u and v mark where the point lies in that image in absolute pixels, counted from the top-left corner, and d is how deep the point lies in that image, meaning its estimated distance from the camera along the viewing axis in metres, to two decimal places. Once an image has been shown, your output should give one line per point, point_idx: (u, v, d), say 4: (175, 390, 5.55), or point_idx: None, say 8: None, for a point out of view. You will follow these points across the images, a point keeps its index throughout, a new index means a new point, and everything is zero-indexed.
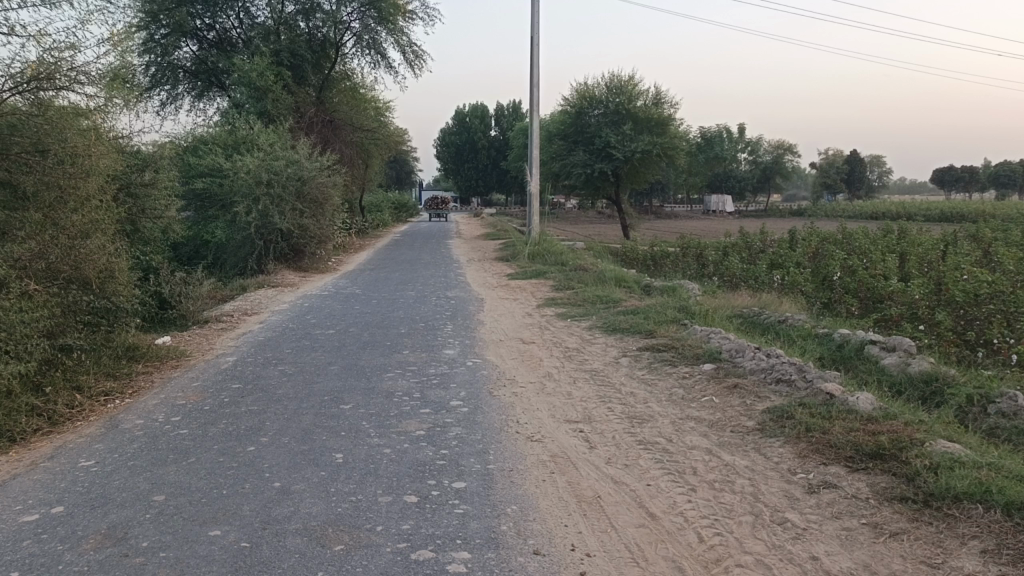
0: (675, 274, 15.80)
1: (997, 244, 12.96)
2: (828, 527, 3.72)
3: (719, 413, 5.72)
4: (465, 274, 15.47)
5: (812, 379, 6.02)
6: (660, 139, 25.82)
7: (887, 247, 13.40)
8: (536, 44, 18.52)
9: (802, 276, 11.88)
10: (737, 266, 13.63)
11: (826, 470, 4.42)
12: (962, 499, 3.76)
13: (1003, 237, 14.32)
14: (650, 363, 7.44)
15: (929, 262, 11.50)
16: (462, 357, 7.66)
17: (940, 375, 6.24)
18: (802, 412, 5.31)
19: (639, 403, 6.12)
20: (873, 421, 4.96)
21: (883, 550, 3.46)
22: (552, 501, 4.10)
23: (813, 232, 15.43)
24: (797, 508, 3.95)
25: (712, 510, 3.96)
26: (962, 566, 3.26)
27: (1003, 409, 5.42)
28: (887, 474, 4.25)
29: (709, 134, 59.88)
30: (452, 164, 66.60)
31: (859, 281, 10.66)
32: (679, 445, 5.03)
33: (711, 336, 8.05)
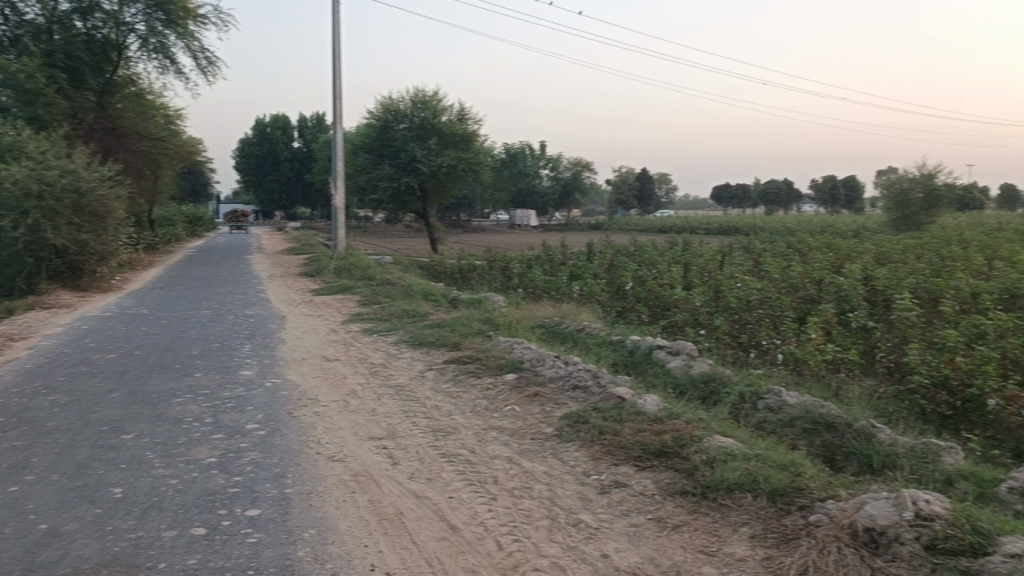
0: (481, 287, 16.11)
1: (765, 254, 14.35)
2: (617, 525, 3.91)
3: (519, 421, 5.88)
4: (267, 291, 14.89)
5: (605, 385, 6.36)
6: (463, 154, 26.30)
7: (673, 257, 14.43)
8: (338, 57, 18.26)
9: (599, 287, 12.52)
10: (539, 277, 14.09)
11: (616, 470, 4.66)
12: (733, 489, 4.11)
13: (771, 247, 15.89)
14: (455, 376, 7.52)
15: (708, 271, 12.51)
16: (260, 377, 7.34)
17: (718, 375, 6.80)
18: (595, 416, 5.58)
19: (443, 416, 6.15)
20: (659, 422, 5.29)
21: (667, 543, 3.70)
22: (353, 521, 4.02)
23: (608, 244, 16.30)
24: (589, 509, 4.13)
25: (511, 517, 4.06)
26: (733, 552, 3.53)
27: (770, 404, 5.98)
28: (670, 470, 4.56)
29: (512, 150, 61.64)
30: (252, 175, 63.89)
31: (649, 290, 11.40)
32: (481, 455, 5.11)
33: (514, 347, 8.28)
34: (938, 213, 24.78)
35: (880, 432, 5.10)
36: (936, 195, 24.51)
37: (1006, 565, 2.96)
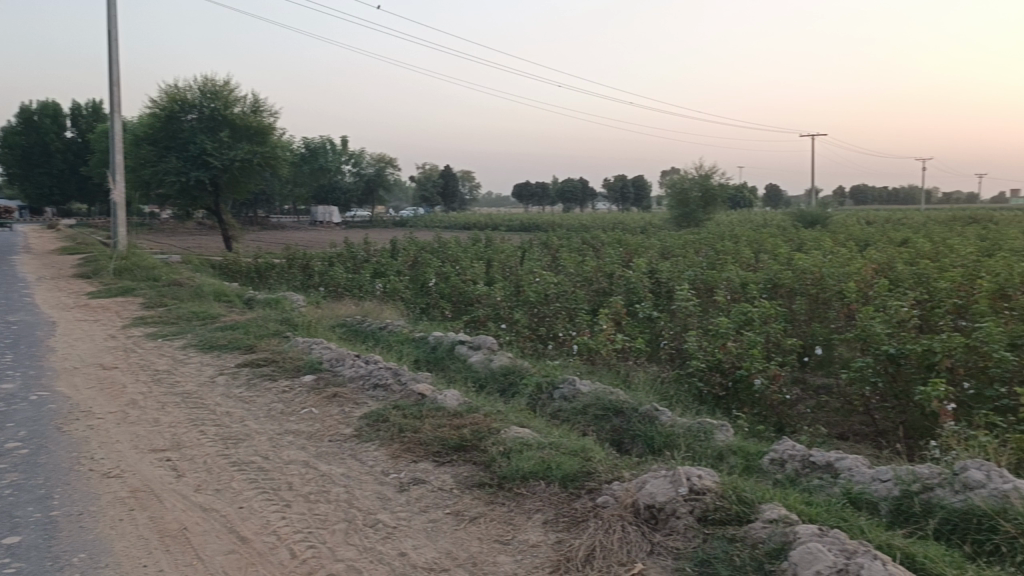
0: (279, 286, 15.51)
1: (562, 250, 14.94)
2: (416, 522, 3.90)
3: (317, 424, 5.71)
4: (33, 295, 13.45)
5: (405, 383, 6.34)
6: (259, 148, 25.19)
7: (475, 253, 14.66)
8: (115, 41, 16.84)
9: (402, 285, 12.45)
10: (340, 275, 13.80)
11: (415, 467, 4.65)
12: (528, 477, 4.23)
13: (567, 243, 16.58)
14: (249, 380, 7.18)
15: (508, 267, 12.83)
16: (24, 390, 6.62)
17: (516, 368, 6.98)
18: (395, 414, 5.54)
19: (235, 422, 5.85)
20: (458, 416, 5.35)
21: (464, 535, 3.73)
22: (130, 541, 3.71)
23: (411, 241, 16.27)
24: (387, 508, 4.09)
25: (306, 523, 3.93)
26: (527, 539, 3.63)
27: (565, 394, 6.22)
28: (468, 463, 4.62)
29: (313, 145, 59.90)
30: (16, 167, 57.52)
31: (451, 287, 11.50)
32: (276, 461, 4.91)
33: (313, 347, 8.04)
34: (713, 211, 26.98)
35: (663, 415, 5.45)
36: (711, 195, 26.65)
37: (765, 528, 3.25)
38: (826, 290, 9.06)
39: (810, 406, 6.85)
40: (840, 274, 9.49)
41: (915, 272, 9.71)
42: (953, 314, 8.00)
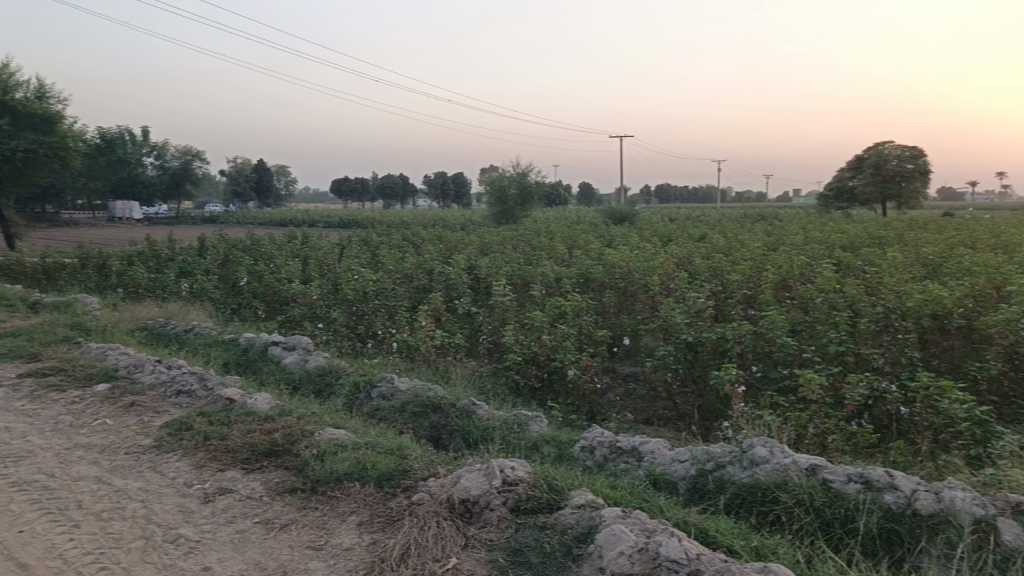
0: (71, 288, 14.21)
1: (381, 248, 14.75)
2: (222, 533, 3.70)
3: (112, 435, 5.28)
4: None
5: (212, 388, 6.01)
6: (45, 137, 22.95)
7: (291, 251, 14.16)
8: None
9: (211, 285, 11.80)
10: (141, 275, 12.85)
11: (222, 476, 4.42)
12: (342, 480, 4.14)
13: (387, 240, 16.39)
14: (33, 391, 6.52)
15: (326, 264, 12.50)
16: None
17: (333, 368, 6.82)
18: (201, 421, 5.23)
19: (14, 439, 5.29)
20: (269, 421, 5.14)
21: (274, 544, 3.58)
22: None
23: (222, 238, 15.46)
24: (191, 521, 3.85)
25: (97, 543, 3.61)
26: (341, 542, 3.54)
27: (382, 392, 6.14)
28: (280, 469, 4.45)
29: (110, 135, 55.43)
30: None
31: (265, 286, 11.04)
32: (63, 479, 4.49)
33: (108, 353, 7.43)
34: (530, 208, 27.67)
35: (480, 409, 5.51)
36: (528, 192, 27.31)
37: (574, 514, 3.37)
38: (634, 284, 9.55)
39: (619, 395, 7.19)
40: (646, 268, 10.03)
41: (711, 266, 10.46)
42: (744, 304, 8.69)
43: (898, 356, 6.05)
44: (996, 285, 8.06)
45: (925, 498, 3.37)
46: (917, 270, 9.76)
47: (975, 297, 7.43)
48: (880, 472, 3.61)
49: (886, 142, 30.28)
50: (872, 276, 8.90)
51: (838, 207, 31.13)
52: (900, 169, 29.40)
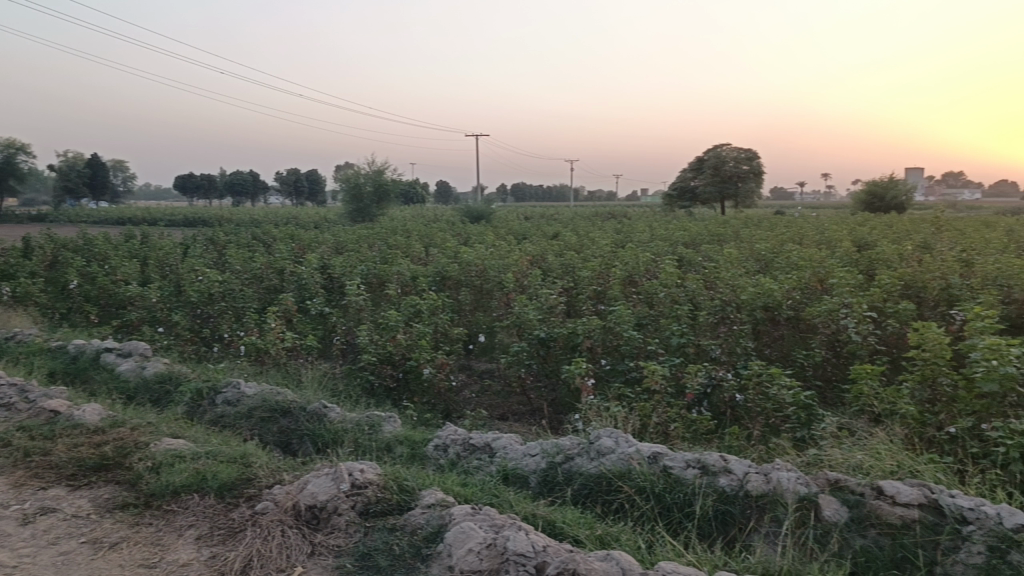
0: None
1: (229, 247, 14.13)
2: (43, 557, 3.40)
3: None
4: None
5: (35, 400, 5.53)
6: None
7: (129, 251, 13.29)
8: None
9: (36, 288, 10.88)
10: None
11: (45, 495, 4.06)
12: (180, 492, 3.92)
13: (235, 239, 15.72)
14: None
15: (168, 265, 11.82)
16: None
17: (173, 374, 6.44)
18: (20, 437, 4.80)
19: None
20: (99, 433, 4.79)
21: (103, 564, 3.33)
22: None
23: (49, 238, 14.29)
24: (6, 546, 3.51)
25: None
26: (177, 558, 3.34)
27: (227, 398, 5.86)
28: (111, 484, 4.15)
29: None
30: None
31: (99, 289, 10.30)
32: None
33: None
34: (386, 206, 27.33)
35: (330, 411, 5.37)
36: (384, 190, 26.93)
37: (424, 514, 3.34)
38: (489, 281, 9.63)
39: (474, 392, 7.22)
40: (500, 265, 10.15)
41: (563, 262, 10.71)
42: (594, 299, 8.95)
43: (734, 346, 6.42)
44: (820, 279, 8.73)
45: (755, 480, 3.57)
46: (751, 265, 10.41)
47: (801, 290, 8.01)
48: (715, 456, 3.80)
49: (724, 145, 32.12)
50: (712, 271, 9.41)
51: (682, 205, 32.68)
52: (737, 170, 31.29)
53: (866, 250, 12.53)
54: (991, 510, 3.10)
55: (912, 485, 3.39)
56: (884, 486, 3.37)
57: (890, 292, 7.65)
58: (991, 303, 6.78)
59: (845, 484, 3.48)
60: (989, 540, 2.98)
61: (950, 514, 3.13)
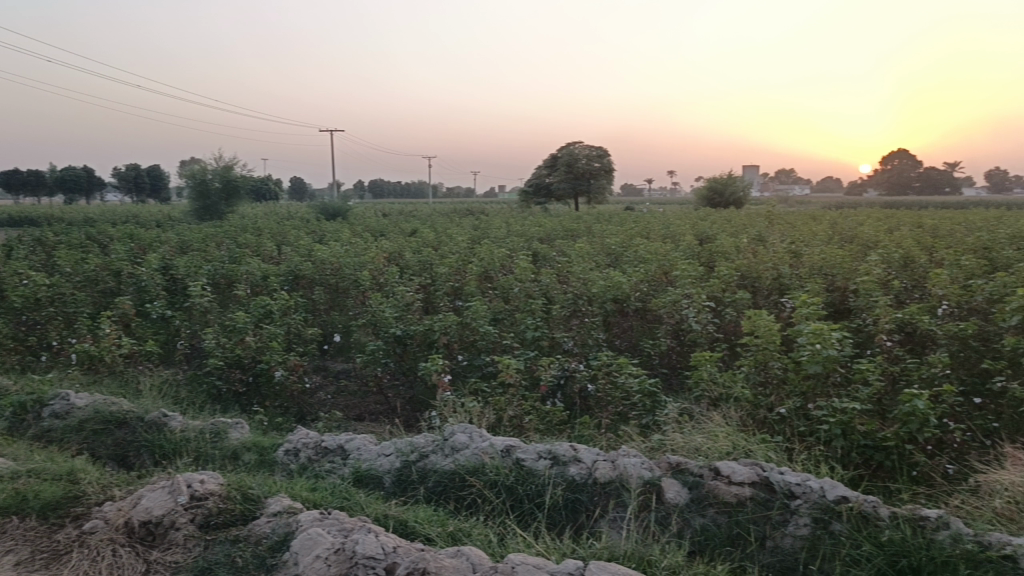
0: None
1: (59, 248, 13.10)
2: None
3: None
4: None
5: None
6: None
7: None
8: None
9: None
10: None
11: None
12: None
13: (65, 239, 14.60)
14: None
15: None
16: None
17: None
18: None
19: None
20: None
21: None
22: None
23: None
24: None
25: None
26: None
27: (55, 410, 5.40)
28: None
29: None
30: None
31: None
32: None
33: None
34: (235, 203, 26.22)
35: (172, 421, 5.07)
36: (233, 185, 25.82)
37: (270, 523, 3.21)
38: (344, 279, 9.42)
39: (329, 393, 7.03)
40: (355, 263, 9.95)
41: (419, 258, 10.63)
42: (451, 296, 8.95)
43: (586, 338, 6.59)
44: (665, 272, 9.12)
45: (603, 467, 3.67)
46: (602, 259, 10.74)
47: (648, 282, 8.34)
48: (566, 447, 3.88)
49: (576, 143, 33.02)
50: (565, 266, 9.63)
51: (538, 201, 33.24)
52: (589, 167, 32.22)
53: (707, 243, 13.22)
54: (815, 484, 3.32)
55: (747, 464, 3.59)
56: (721, 467, 3.54)
57: (729, 283, 8.10)
58: (817, 290, 7.32)
59: (686, 467, 3.63)
60: (814, 512, 3.20)
61: (780, 490, 3.34)
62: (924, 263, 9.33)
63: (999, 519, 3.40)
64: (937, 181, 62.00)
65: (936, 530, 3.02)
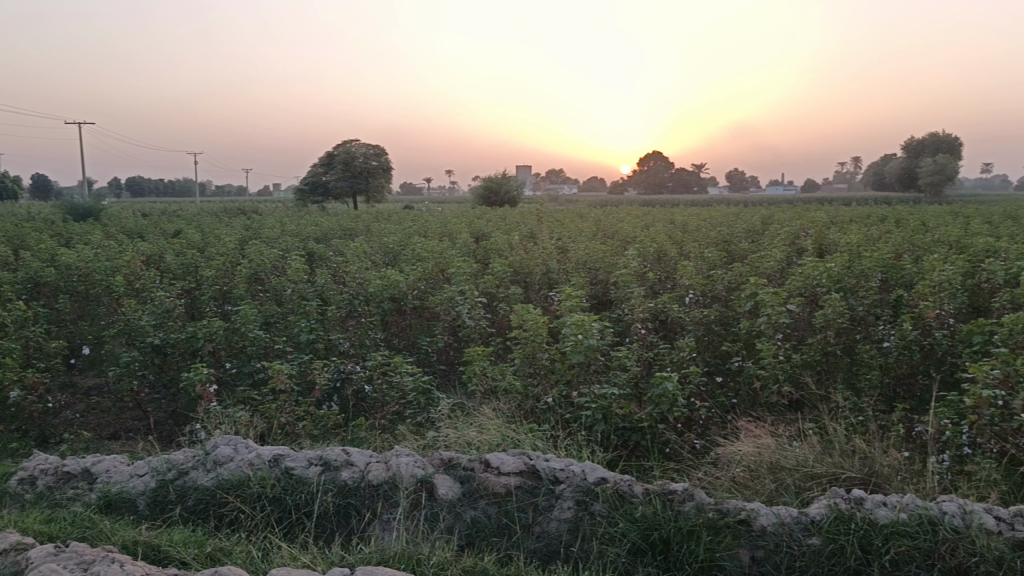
0: None
1: None
2: None
3: None
4: None
5: None
6: None
7: None
8: None
9: None
10: None
11: None
12: None
13: None
14: None
15: None
16: None
17: None
18: None
19: None
20: None
21: None
22: None
23: None
24: None
25: None
26: None
27: None
28: None
29: None
30: None
31: None
32: None
33: None
34: None
35: None
36: None
37: None
38: (94, 286, 8.57)
39: (78, 412, 6.34)
40: (107, 268, 9.09)
41: (182, 261, 9.92)
42: (218, 300, 8.44)
43: (362, 339, 6.49)
44: (441, 270, 9.23)
45: (376, 469, 3.62)
46: (379, 258, 10.64)
47: (424, 280, 8.38)
48: (337, 451, 3.79)
49: (352, 141, 32.55)
50: (340, 266, 9.42)
51: (315, 200, 32.08)
52: (365, 165, 32.05)
53: (482, 241, 13.55)
54: (577, 468, 3.50)
55: (515, 455, 3.69)
56: (490, 459, 3.62)
57: (502, 279, 8.35)
58: (582, 284, 7.76)
59: (457, 462, 3.67)
60: (577, 495, 3.36)
61: (546, 477, 3.47)
62: (674, 257, 10.20)
63: (735, 485, 3.76)
64: (687, 182, 68.11)
65: (682, 502, 3.27)
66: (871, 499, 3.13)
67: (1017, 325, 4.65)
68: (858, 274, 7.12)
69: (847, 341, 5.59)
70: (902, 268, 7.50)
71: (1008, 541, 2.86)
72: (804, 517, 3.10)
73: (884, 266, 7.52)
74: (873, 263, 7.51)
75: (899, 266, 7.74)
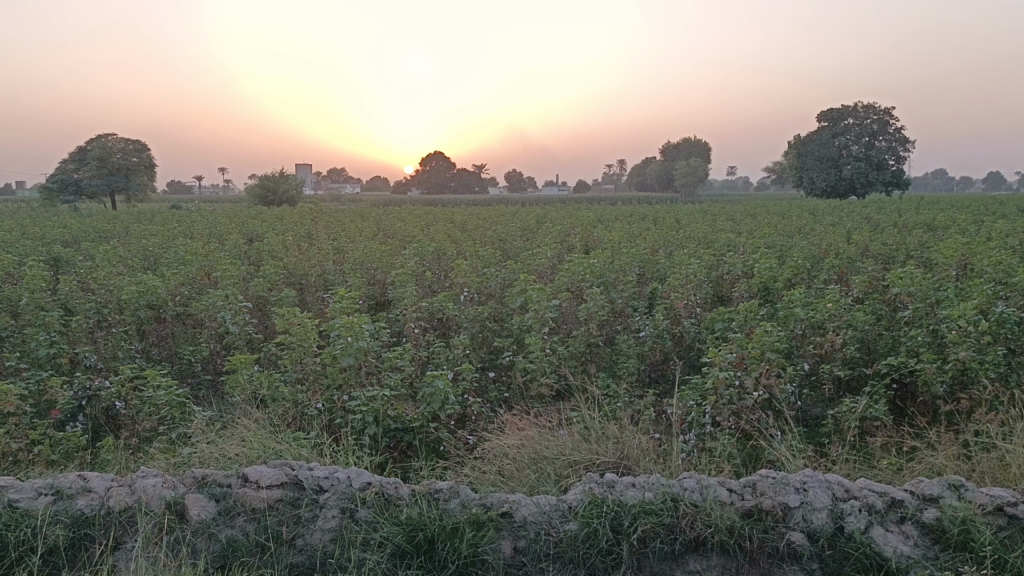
0: None
1: None
2: None
3: None
4: None
5: None
6: None
7: None
8: None
9: None
10: None
11: None
12: None
13: None
14: None
15: None
16: None
17: None
18: None
19: None
20: None
21: None
22: None
23: None
24: None
25: None
26: None
27: None
28: None
29: None
30: None
31: None
32: None
33: None
34: None
35: None
36: None
37: None
38: None
39: None
40: None
41: None
42: None
43: (114, 351, 5.89)
44: (207, 274, 8.66)
45: (117, 494, 3.30)
46: (137, 262, 9.79)
47: (187, 285, 7.81)
48: (71, 478, 3.40)
49: (106, 137, 29.84)
50: (88, 274, 8.52)
51: (64, 199, 28.88)
52: (125, 162, 29.67)
53: (254, 242, 12.89)
54: (342, 475, 3.39)
55: (275, 466, 3.50)
56: (249, 473, 3.40)
57: (273, 282, 7.97)
58: (359, 285, 7.62)
59: (211, 479, 3.40)
60: (341, 503, 3.24)
61: (308, 486, 3.32)
62: (451, 256, 10.31)
63: (501, 479, 3.82)
64: (467, 183, 69.58)
65: (447, 500, 3.27)
66: (622, 481, 3.30)
67: (749, 312, 5.20)
68: (619, 271, 7.56)
69: (609, 332, 5.92)
70: (657, 264, 8.08)
71: (739, 510, 3.12)
72: (563, 504, 3.21)
73: (641, 262, 8.07)
74: (631, 259, 8.02)
75: (654, 263, 8.34)
